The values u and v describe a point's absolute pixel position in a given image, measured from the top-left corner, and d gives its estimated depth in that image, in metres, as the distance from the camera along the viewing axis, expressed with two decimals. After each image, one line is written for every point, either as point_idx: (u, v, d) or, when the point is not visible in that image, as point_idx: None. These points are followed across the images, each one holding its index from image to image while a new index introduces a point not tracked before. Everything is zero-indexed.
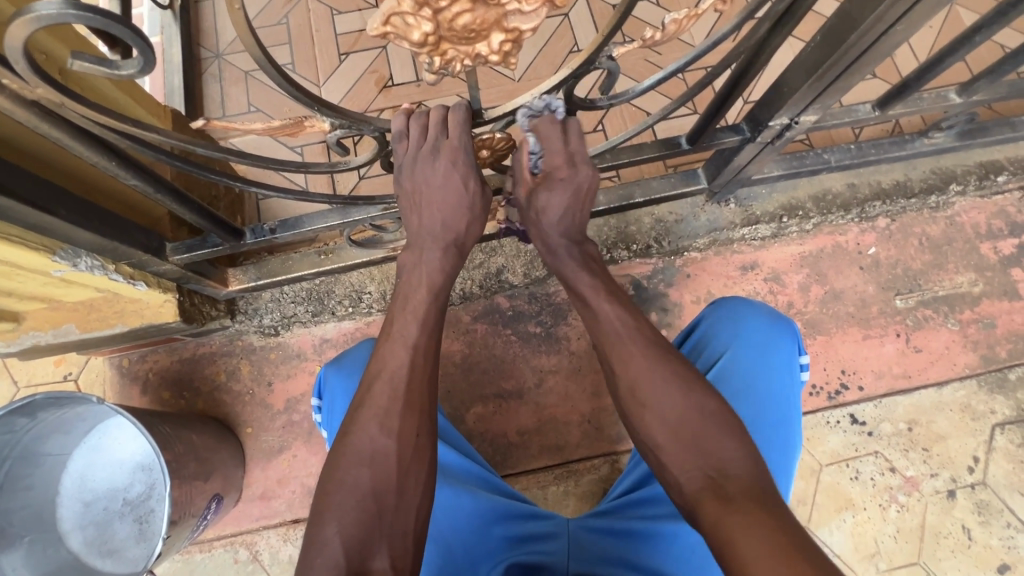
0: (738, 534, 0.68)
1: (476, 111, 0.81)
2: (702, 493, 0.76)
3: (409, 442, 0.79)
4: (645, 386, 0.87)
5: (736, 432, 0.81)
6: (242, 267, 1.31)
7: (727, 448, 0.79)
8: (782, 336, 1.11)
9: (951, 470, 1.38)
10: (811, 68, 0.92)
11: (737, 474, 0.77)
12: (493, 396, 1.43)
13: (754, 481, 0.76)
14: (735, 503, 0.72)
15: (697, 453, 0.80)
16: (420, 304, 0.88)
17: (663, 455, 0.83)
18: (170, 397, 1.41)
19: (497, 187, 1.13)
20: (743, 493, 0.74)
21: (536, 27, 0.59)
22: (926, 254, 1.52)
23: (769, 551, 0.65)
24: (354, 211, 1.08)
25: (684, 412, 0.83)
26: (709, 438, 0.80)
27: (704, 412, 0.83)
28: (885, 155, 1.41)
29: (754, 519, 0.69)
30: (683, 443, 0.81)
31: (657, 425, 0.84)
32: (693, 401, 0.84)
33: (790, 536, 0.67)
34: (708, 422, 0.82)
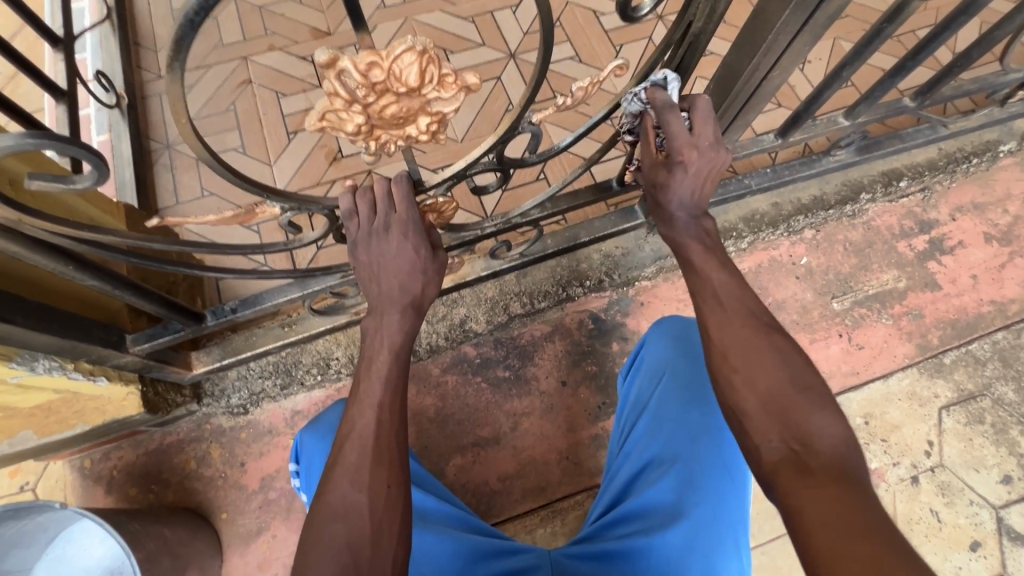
0: (814, 513, 0.61)
1: (416, 179, 0.89)
2: (780, 466, 0.69)
3: (382, 491, 0.80)
4: (736, 351, 0.78)
5: (830, 407, 0.73)
6: (205, 349, 1.31)
7: (822, 423, 0.71)
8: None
9: (910, 456, 1.46)
10: (712, 111, 1.04)
11: (825, 452, 0.69)
12: (470, 445, 1.44)
13: (844, 465, 0.67)
14: (821, 480, 0.65)
15: (785, 423, 0.72)
16: (383, 364, 0.91)
17: (747, 422, 0.74)
18: (137, 493, 1.37)
19: (447, 244, 1.19)
20: (830, 472, 0.66)
21: (458, 108, 0.66)
22: (852, 257, 1.66)
23: (846, 527, 0.58)
24: (313, 282, 1.12)
25: (777, 382, 0.75)
26: (806, 409, 0.72)
27: (799, 386, 0.74)
28: (798, 175, 1.56)
29: (842, 499, 0.62)
30: (769, 414, 0.73)
31: (746, 389, 0.75)
32: (788, 372, 0.75)
33: (882, 521, 0.60)
34: (799, 394, 0.73)
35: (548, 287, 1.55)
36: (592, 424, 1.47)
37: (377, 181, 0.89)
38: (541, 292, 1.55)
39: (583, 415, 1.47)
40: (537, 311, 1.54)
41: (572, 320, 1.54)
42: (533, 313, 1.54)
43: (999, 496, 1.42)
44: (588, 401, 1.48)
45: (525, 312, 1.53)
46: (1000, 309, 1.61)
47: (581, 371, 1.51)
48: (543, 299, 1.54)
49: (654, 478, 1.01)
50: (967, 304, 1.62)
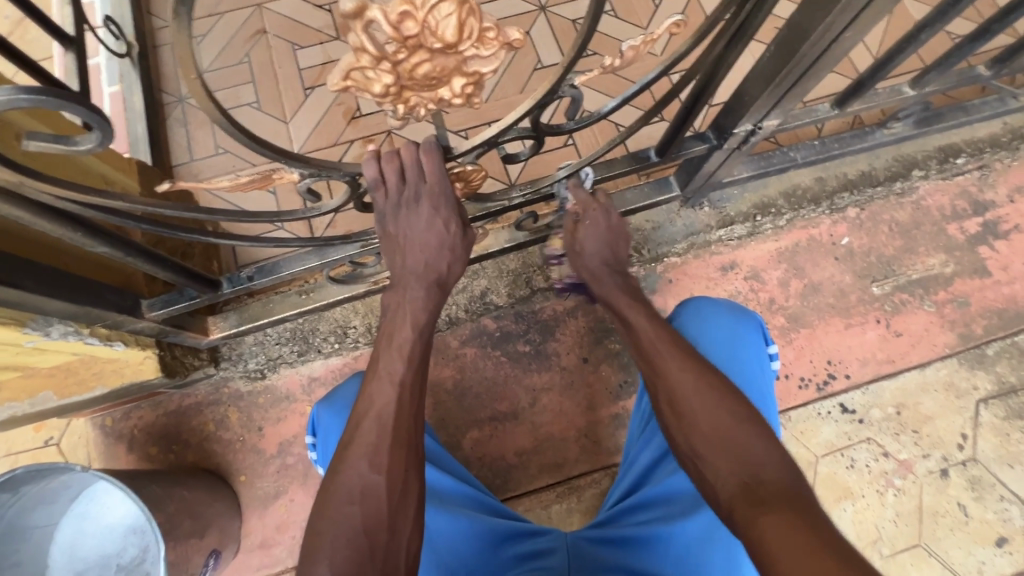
0: (772, 537, 0.69)
1: (445, 146, 0.81)
2: (736, 498, 0.78)
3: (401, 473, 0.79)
4: (680, 398, 0.92)
5: (764, 434, 0.85)
6: (222, 314, 1.28)
7: (762, 452, 0.82)
8: (747, 331, 1.13)
9: (941, 449, 1.41)
10: (769, 76, 0.94)
11: (769, 479, 0.79)
12: (487, 419, 1.42)
13: (786, 485, 0.77)
14: (771, 508, 0.73)
15: (731, 459, 0.82)
16: (406, 340, 0.91)
17: (701, 463, 0.85)
18: (158, 452, 1.38)
19: (471, 214, 1.12)
20: (778, 497, 0.75)
21: (497, 68, 0.59)
22: (897, 239, 1.56)
23: (799, 543, 0.66)
24: (332, 251, 1.07)
25: (717, 421, 0.87)
26: (742, 443, 0.84)
27: (736, 421, 0.86)
28: (848, 148, 1.45)
29: (792, 523, 0.69)
30: (718, 449, 0.84)
31: (694, 431, 0.88)
32: (726, 408, 0.88)
33: (824, 536, 0.67)
34: (736, 430, 0.85)
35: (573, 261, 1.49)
36: (613, 402, 1.43)
37: (407, 146, 0.80)
38: (565, 266, 1.49)
39: (603, 393, 1.44)
40: (560, 286, 1.49)
41: (597, 296, 1.49)
42: (556, 287, 1.49)
43: None
44: (610, 379, 1.45)
45: (548, 286, 1.48)
46: None
47: (604, 349, 1.46)
48: (567, 274, 1.49)
49: (675, 466, 1.01)
50: (1018, 293, 1.52)
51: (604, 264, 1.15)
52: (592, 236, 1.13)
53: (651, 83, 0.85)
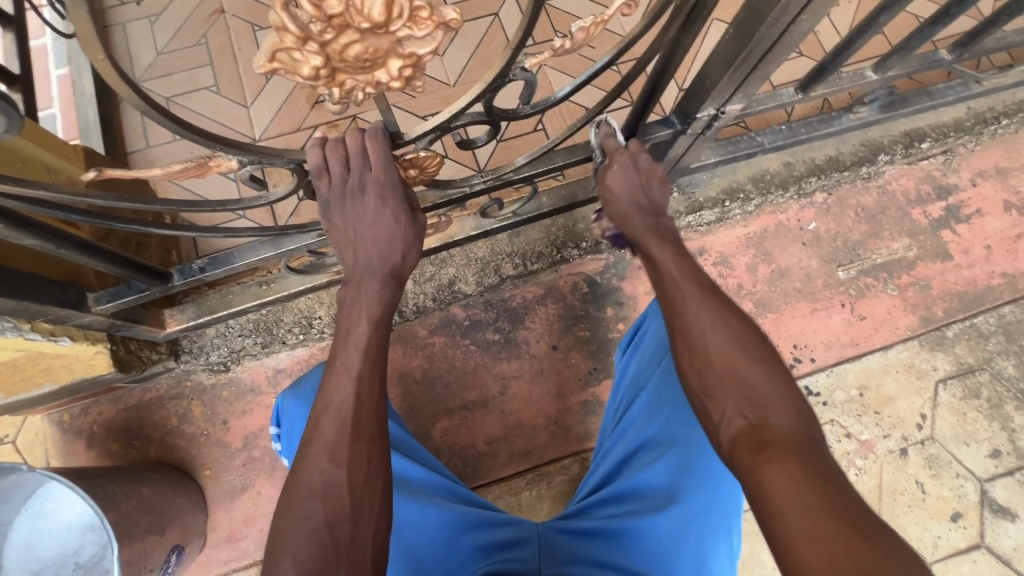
0: (773, 486, 0.68)
1: (394, 133, 0.78)
2: (739, 441, 0.77)
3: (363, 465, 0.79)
4: (695, 331, 0.91)
5: (779, 377, 0.83)
6: (179, 306, 1.25)
7: (774, 394, 0.81)
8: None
9: (901, 429, 1.44)
10: (728, 60, 0.93)
11: (779, 424, 0.77)
12: (457, 408, 1.42)
13: (797, 434, 0.76)
14: (776, 454, 0.72)
15: (741, 400, 0.81)
16: (362, 335, 0.89)
17: (707, 399, 0.85)
18: (119, 448, 1.35)
19: (432, 202, 1.09)
20: (784, 444, 0.74)
21: (435, 50, 0.57)
22: (863, 224, 1.58)
23: (804, 504, 0.64)
24: (287, 240, 1.04)
25: (730, 358, 0.86)
26: (755, 385, 0.82)
27: (753, 359, 0.85)
28: (815, 133, 1.45)
29: (797, 472, 0.69)
30: (728, 389, 0.83)
31: (705, 361, 0.87)
32: (742, 348, 0.87)
33: (831, 496, 0.65)
34: (749, 372, 0.84)
35: (542, 248, 1.48)
36: (582, 389, 1.44)
37: (351, 134, 0.78)
38: (534, 254, 1.48)
39: (573, 380, 1.44)
40: (529, 274, 1.48)
41: (566, 283, 1.49)
42: (526, 275, 1.48)
43: (985, 470, 1.42)
44: (579, 366, 1.45)
45: (516, 274, 1.47)
46: (1011, 281, 1.55)
47: (573, 336, 1.46)
48: (536, 261, 1.48)
49: (649, 459, 0.99)
50: (977, 276, 1.55)
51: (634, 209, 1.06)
52: (621, 177, 1.05)
53: (609, 65, 0.83)
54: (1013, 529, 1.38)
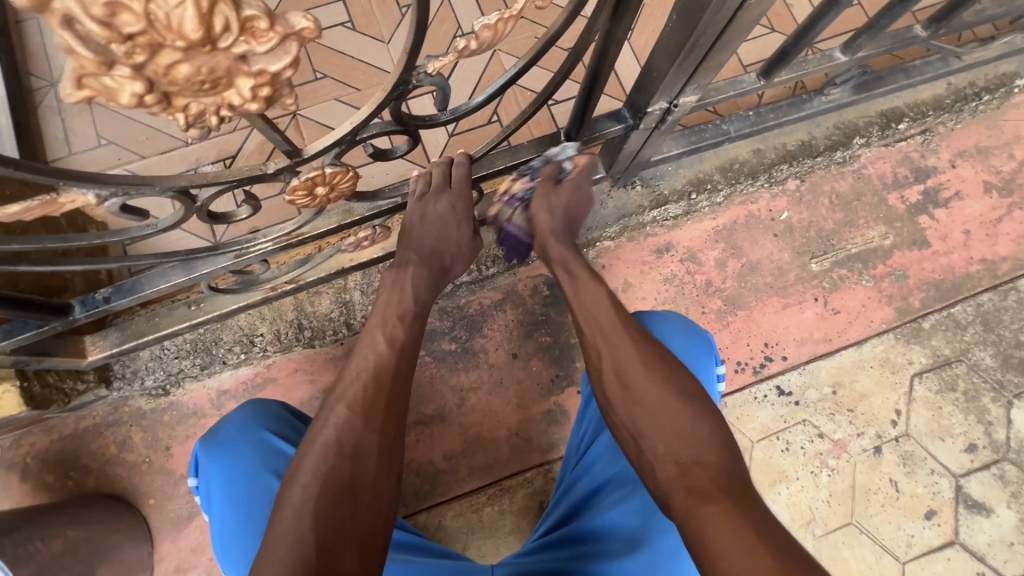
0: (711, 531, 0.67)
1: (290, 150, 0.69)
2: (675, 484, 0.76)
3: (350, 528, 0.70)
4: (631, 372, 0.90)
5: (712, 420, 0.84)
6: (102, 332, 1.16)
7: (705, 434, 0.81)
8: (698, 351, 1.05)
9: (875, 426, 1.40)
10: (674, 50, 0.83)
11: (711, 464, 0.78)
12: (413, 424, 1.35)
13: (726, 472, 0.77)
14: (709, 498, 0.72)
15: (672, 438, 0.81)
16: (359, 393, 0.81)
17: (643, 438, 0.84)
18: (55, 481, 1.27)
19: (360, 215, 0.99)
20: (716, 486, 0.74)
21: (293, 64, 0.48)
22: (837, 212, 1.50)
23: (740, 543, 0.64)
24: (200, 264, 0.95)
25: (666, 399, 0.85)
26: (683, 425, 0.82)
27: (687, 401, 0.85)
28: (784, 118, 1.35)
29: (731, 513, 0.68)
30: (664, 430, 0.83)
31: (640, 403, 0.86)
32: (675, 389, 0.86)
33: (760, 527, 0.66)
34: (677, 413, 0.84)
35: (497, 251, 1.40)
36: (544, 398, 1.37)
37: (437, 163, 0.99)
38: (489, 257, 1.40)
39: (534, 389, 1.38)
40: (485, 278, 1.40)
41: (525, 286, 1.41)
42: (481, 279, 1.40)
43: (961, 465, 1.38)
44: (541, 373, 1.38)
45: (471, 279, 1.39)
46: (990, 267, 1.49)
47: (534, 342, 1.39)
48: (491, 265, 1.40)
49: (614, 499, 0.98)
50: (955, 263, 1.49)
51: (551, 232, 1.06)
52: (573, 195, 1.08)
53: (538, 58, 0.74)
54: (988, 524, 1.35)
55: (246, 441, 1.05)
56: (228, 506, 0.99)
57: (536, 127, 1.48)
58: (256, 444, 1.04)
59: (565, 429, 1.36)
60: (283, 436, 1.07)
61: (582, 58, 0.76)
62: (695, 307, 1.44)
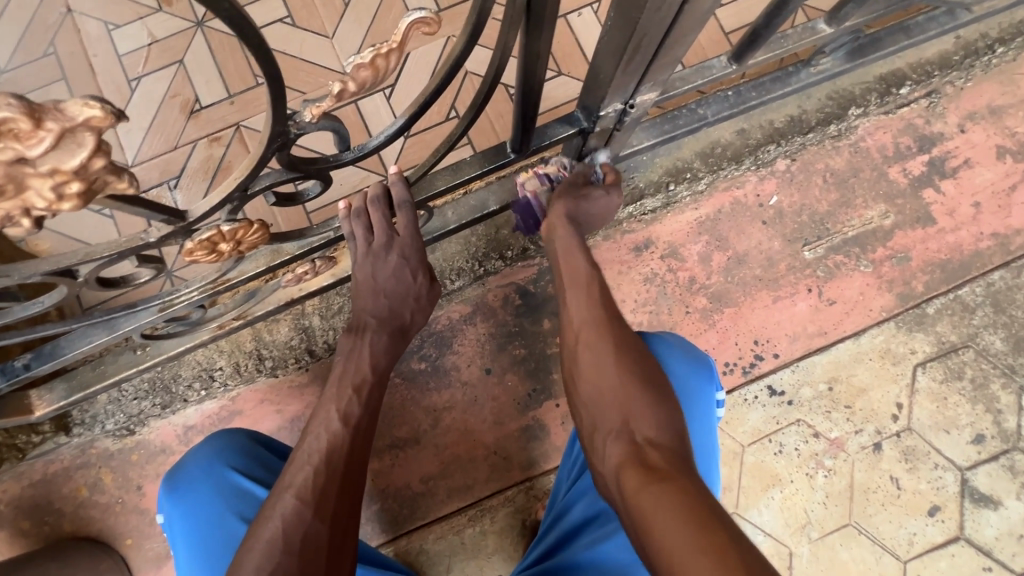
0: (652, 503, 0.64)
1: (172, 214, 0.61)
2: (627, 460, 0.73)
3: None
4: (589, 353, 0.88)
5: (666, 400, 0.80)
6: (48, 384, 1.11)
7: (658, 413, 0.78)
8: (698, 381, 0.99)
9: (875, 422, 1.32)
10: (617, 52, 0.72)
11: (664, 442, 0.74)
12: (387, 448, 1.30)
13: (676, 451, 0.73)
14: (660, 474, 0.68)
15: (622, 415, 0.79)
16: (306, 480, 0.79)
17: (598, 416, 0.81)
18: (30, 527, 1.26)
19: (291, 255, 0.91)
20: (662, 465, 0.70)
21: (98, 154, 0.39)
22: (831, 191, 1.38)
23: (681, 517, 0.60)
24: (121, 321, 0.88)
25: (620, 376, 0.82)
26: (636, 402, 0.79)
27: (643, 380, 0.82)
28: (767, 96, 1.21)
29: (676, 487, 0.65)
30: (616, 403, 0.80)
31: (594, 383, 0.84)
32: (631, 368, 0.84)
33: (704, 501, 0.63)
34: (636, 390, 0.80)
35: (462, 263, 1.31)
36: (521, 414, 1.31)
37: (372, 201, 0.90)
38: (453, 269, 1.31)
39: (511, 405, 1.31)
40: (450, 292, 1.32)
41: (495, 297, 1.33)
42: (446, 294, 1.32)
43: (967, 458, 1.30)
44: (517, 388, 1.31)
45: None
46: (1002, 243, 1.36)
47: (508, 356, 1.32)
48: (456, 278, 1.32)
49: (601, 533, 0.93)
50: (964, 240, 1.36)
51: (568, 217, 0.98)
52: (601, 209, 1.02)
53: (461, 61, 0.68)
54: (995, 517, 1.29)
55: (210, 482, 0.96)
56: (196, 564, 0.93)
57: (498, 122, 1.37)
58: (222, 489, 0.95)
59: (545, 444, 1.30)
60: (250, 473, 0.97)
61: (509, 57, 0.69)
62: (679, 307, 1.34)
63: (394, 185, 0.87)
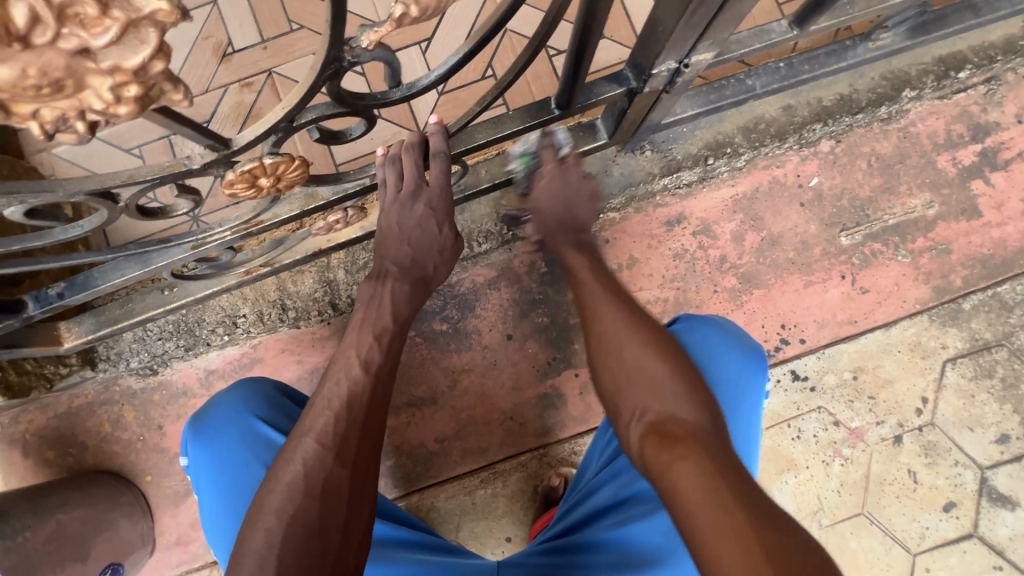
0: (679, 476, 0.68)
1: (216, 141, 0.59)
2: (649, 437, 0.79)
3: (319, 564, 0.70)
4: (610, 337, 0.93)
5: (685, 377, 0.86)
6: (76, 318, 1.12)
7: (675, 393, 0.83)
8: (748, 372, 1.01)
9: (897, 415, 1.30)
10: (682, 1, 0.68)
11: (684, 418, 0.79)
12: (404, 406, 1.30)
13: (697, 425, 0.78)
14: (682, 446, 0.73)
15: (649, 397, 0.84)
16: (327, 423, 0.79)
17: (620, 398, 0.88)
18: (55, 458, 1.29)
19: (325, 199, 0.89)
20: (683, 438, 0.75)
21: (159, 55, 0.37)
22: (875, 177, 1.33)
23: (712, 495, 0.64)
24: (154, 256, 0.88)
25: (638, 360, 0.89)
26: (661, 381, 0.85)
27: (658, 359, 0.88)
28: (820, 70, 1.16)
29: (699, 460, 0.70)
30: (637, 387, 0.86)
31: (616, 367, 0.90)
32: (652, 352, 0.90)
33: (731, 476, 0.67)
34: (659, 371, 0.87)
35: (490, 226, 1.30)
36: (540, 381, 1.30)
37: (407, 148, 0.88)
38: (481, 233, 1.31)
39: (530, 372, 1.31)
40: (477, 255, 1.31)
41: (521, 263, 1.31)
42: (473, 257, 1.31)
43: (989, 456, 1.28)
44: (537, 356, 1.31)
45: (462, 256, 1.30)
46: None
47: (530, 323, 1.31)
48: (483, 241, 1.31)
49: (635, 514, 0.91)
50: (1009, 236, 1.32)
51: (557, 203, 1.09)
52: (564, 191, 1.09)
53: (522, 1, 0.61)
54: (1011, 518, 1.27)
55: (236, 430, 0.98)
56: (218, 508, 0.95)
57: (535, 83, 1.33)
58: (248, 437, 0.98)
59: (561, 413, 1.30)
60: (276, 425, 0.99)
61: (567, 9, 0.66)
62: (707, 285, 1.32)
63: (432, 134, 0.85)
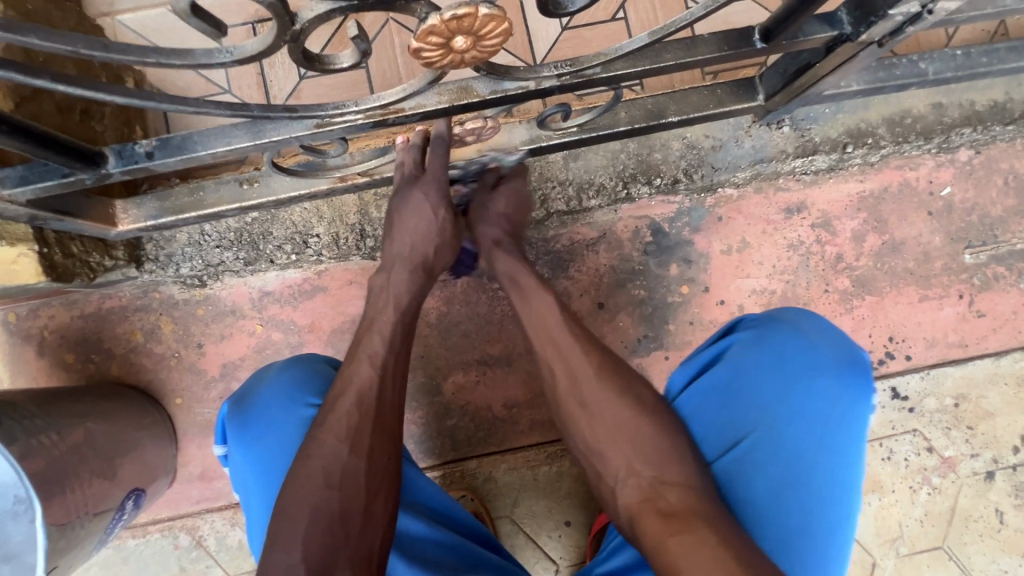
0: (682, 562, 0.68)
1: None
2: (643, 507, 0.77)
3: (342, 551, 0.70)
4: (578, 384, 0.88)
5: (659, 426, 0.84)
6: (137, 201, 0.97)
7: (660, 447, 0.81)
8: (839, 388, 0.86)
9: (993, 450, 1.22)
10: None
11: (675, 479, 0.78)
12: (475, 362, 1.18)
13: (692, 489, 0.77)
14: (680, 520, 0.72)
15: (632, 453, 0.81)
16: (342, 418, 0.78)
17: (601, 462, 0.84)
18: (74, 362, 1.14)
19: (479, 96, 0.76)
20: (678, 510, 0.74)
21: None
22: (1009, 197, 1.24)
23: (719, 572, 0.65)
24: (270, 126, 0.73)
25: (618, 413, 0.85)
26: (641, 434, 0.83)
27: (633, 412, 0.84)
28: (998, 65, 1.05)
29: (698, 533, 0.70)
30: (617, 446, 0.83)
31: (587, 425, 0.86)
32: (626, 401, 0.86)
33: (732, 546, 0.68)
34: (634, 423, 0.83)
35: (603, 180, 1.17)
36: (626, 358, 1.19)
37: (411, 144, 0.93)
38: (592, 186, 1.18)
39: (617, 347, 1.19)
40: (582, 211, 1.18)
41: (626, 228, 1.20)
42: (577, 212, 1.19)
43: None
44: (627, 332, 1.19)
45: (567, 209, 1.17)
46: None
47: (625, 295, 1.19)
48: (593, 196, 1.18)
49: None
50: None
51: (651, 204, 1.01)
52: None
53: None
54: None
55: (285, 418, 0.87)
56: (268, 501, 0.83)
57: None
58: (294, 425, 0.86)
59: None
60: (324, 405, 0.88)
61: None
62: (819, 283, 1.22)
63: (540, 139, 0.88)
